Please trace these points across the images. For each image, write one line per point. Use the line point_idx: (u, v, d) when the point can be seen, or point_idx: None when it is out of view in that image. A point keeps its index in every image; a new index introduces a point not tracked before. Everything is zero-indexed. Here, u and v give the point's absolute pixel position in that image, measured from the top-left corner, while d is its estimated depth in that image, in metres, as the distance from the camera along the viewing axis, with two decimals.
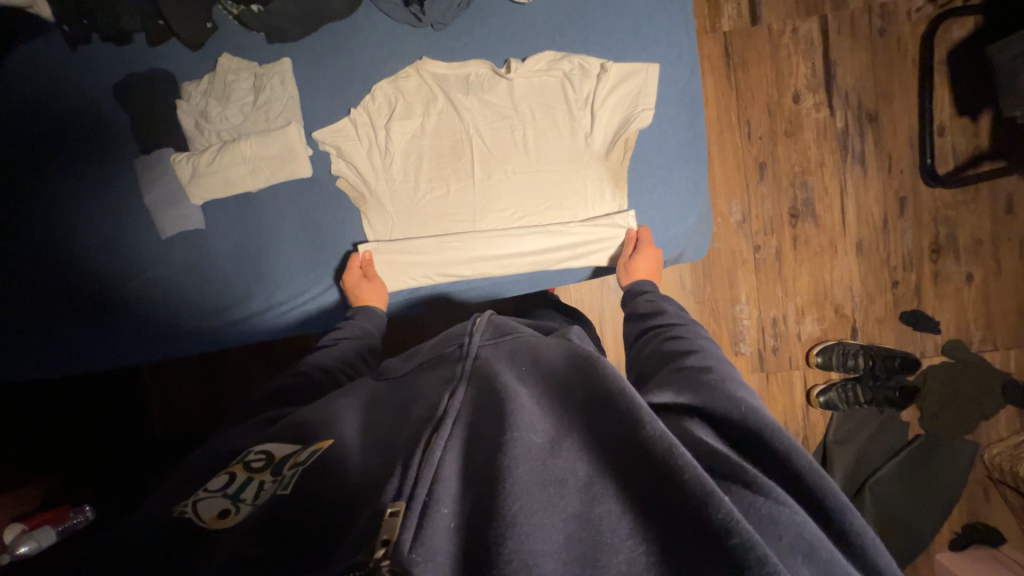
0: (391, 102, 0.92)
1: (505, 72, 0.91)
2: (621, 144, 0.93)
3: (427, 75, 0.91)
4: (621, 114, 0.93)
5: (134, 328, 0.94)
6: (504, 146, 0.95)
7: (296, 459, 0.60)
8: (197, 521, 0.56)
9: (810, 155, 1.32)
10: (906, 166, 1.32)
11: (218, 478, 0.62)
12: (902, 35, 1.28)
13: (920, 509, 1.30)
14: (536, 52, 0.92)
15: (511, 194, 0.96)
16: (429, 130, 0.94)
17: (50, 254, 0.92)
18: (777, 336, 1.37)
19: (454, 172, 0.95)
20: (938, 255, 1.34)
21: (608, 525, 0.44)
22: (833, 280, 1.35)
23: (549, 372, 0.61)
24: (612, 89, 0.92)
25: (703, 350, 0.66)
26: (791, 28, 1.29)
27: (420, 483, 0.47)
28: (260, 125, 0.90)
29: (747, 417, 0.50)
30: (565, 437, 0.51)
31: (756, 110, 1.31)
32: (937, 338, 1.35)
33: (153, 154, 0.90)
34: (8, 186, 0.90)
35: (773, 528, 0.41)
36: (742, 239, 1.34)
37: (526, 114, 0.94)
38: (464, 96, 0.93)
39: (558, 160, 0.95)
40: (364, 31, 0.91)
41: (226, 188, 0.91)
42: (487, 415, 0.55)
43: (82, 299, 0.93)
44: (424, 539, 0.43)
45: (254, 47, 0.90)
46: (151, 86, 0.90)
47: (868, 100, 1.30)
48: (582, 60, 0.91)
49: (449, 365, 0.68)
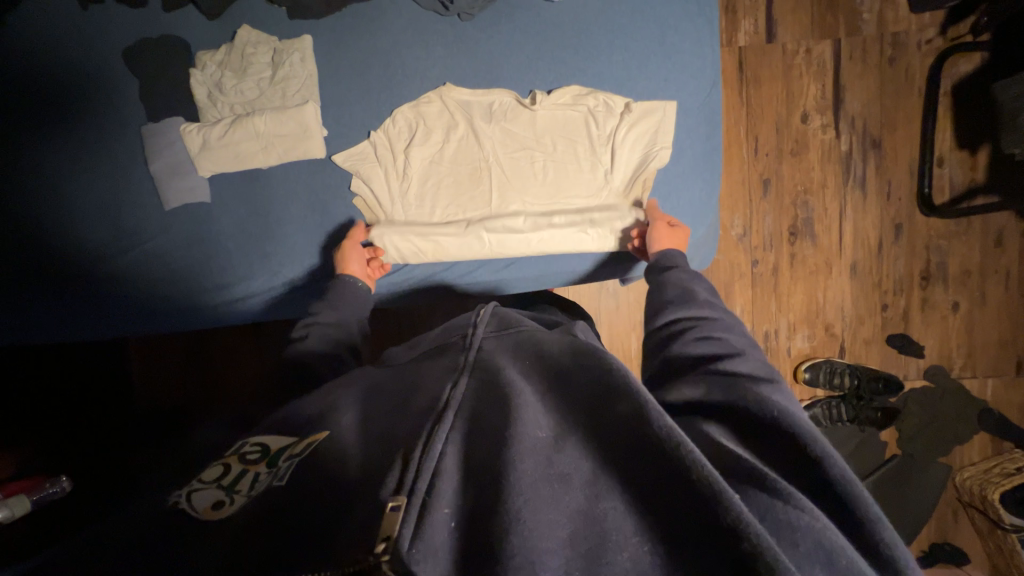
0: (411, 127, 0.92)
1: (530, 103, 0.91)
2: (640, 184, 0.94)
3: (450, 102, 0.91)
4: (641, 151, 0.94)
5: (128, 299, 0.92)
6: (523, 176, 0.94)
7: (293, 451, 0.60)
8: (191, 512, 0.54)
9: (813, 175, 1.34)
10: (904, 193, 1.35)
11: (213, 470, 0.61)
12: (911, 64, 1.31)
13: (892, 527, 1.35)
14: (562, 85, 0.92)
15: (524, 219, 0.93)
16: (448, 157, 0.94)
17: (44, 219, 0.89)
18: (767, 350, 1.40)
19: (472, 201, 0.95)
20: (927, 283, 1.38)
21: (613, 522, 0.44)
22: (826, 299, 1.38)
23: (554, 367, 0.61)
24: (633, 128, 0.92)
25: (744, 353, 0.65)
26: (805, 48, 1.30)
27: (421, 476, 0.48)
28: (275, 101, 0.89)
29: (780, 419, 0.51)
30: (569, 435, 0.51)
31: (765, 126, 1.32)
32: (920, 363, 1.39)
33: (163, 122, 0.88)
34: (6, 145, 0.88)
35: (791, 535, 0.42)
36: (741, 252, 1.37)
37: (547, 147, 0.94)
38: (486, 124, 0.92)
39: (575, 192, 0.95)
40: (387, 15, 0.89)
41: (236, 163, 0.89)
42: (490, 409, 0.56)
43: (77, 265, 0.90)
44: (422, 536, 0.43)
45: (272, 21, 0.88)
46: (163, 53, 0.87)
47: (873, 126, 1.33)
48: (607, 98, 0.91)
49: (454, 354, 0.69)
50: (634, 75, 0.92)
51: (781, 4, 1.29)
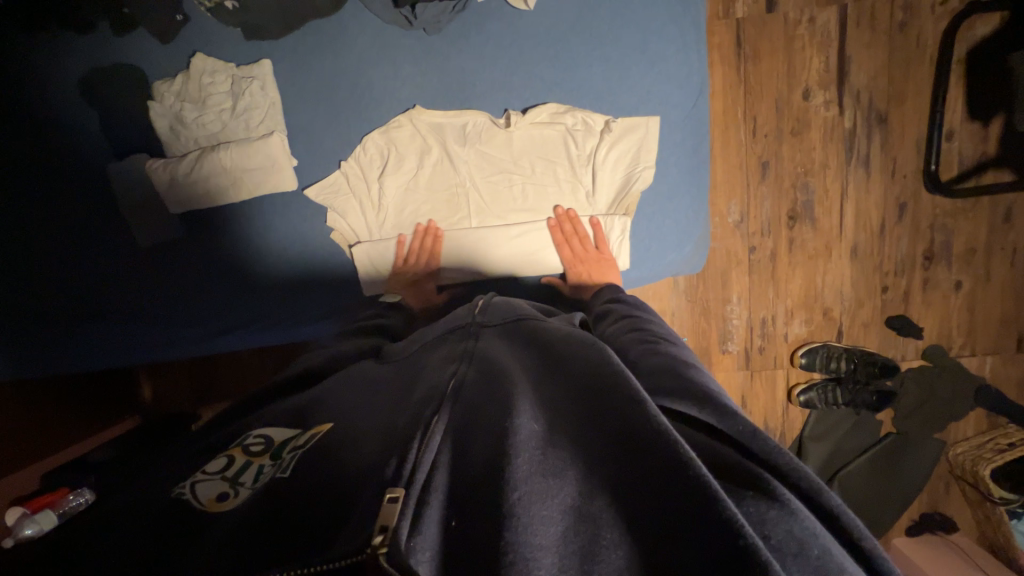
0: (383, 153, 0.88)
1: (504, 124, 0.86)
2: (623, 206, 0.91)
3: (421, 125, 0.86)
4: (623, 171, 0.90)
5: (123, 331, 0.94)
6: (502, 201, 0.91)
7: (296, 442, 0.60)
8: (194, 504, 0.55)
9: (814, 155, 1.29)
10: (910, 170, 1.29)
11: (217, 460, 0.61)
12: (923, 30, 1.21)
13: (883, 499, 1.39)
14: (539, 102, 0.87)
15: (549, 235, 0.91)
16: (423, 182, 0.90)
17: (30, 258, 0.90)
18: (765, 336, 1.39)
19: (450, 226, 0.91)
20: (930, 263, 1.34)
21: (607, 520, 0.43)
22: (825, 283, 1.36)
23: (552, 356, 0.62)
24: (614, 147, 0.88)
25: (670, 341, 0.67)
26: (809, 17, 1.21)
27: (420, 467, 0.48)
28: (240, 133, 0.85)
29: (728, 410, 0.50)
30: (564, 428, 0.51)
31: (764, 106, 1.25)
32: (919, 343, 1.38)
33: (128, 159, 0.85)
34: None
35: (762, 527, 0.41)
36: (739, 239, 1.33)
37: (526, 169, 0.89)
38: (461, 147, 0.88)
39: (556, 214, 0.91)
40: (349, 27, 0.83)
41: (206, 200, 0.86)
42: (486, 399, 0.56)
43: (72, 301, 0.92)
44: (422, 528, 0.44)
45: (228, 43, 0.83)
46: (120, 84, 0.84)
47: (879, 99, 1.25)
48: (587, 116, 0.86)
49: (453, 341, 0.70)
50: (618, 81, 0.86)
51: None
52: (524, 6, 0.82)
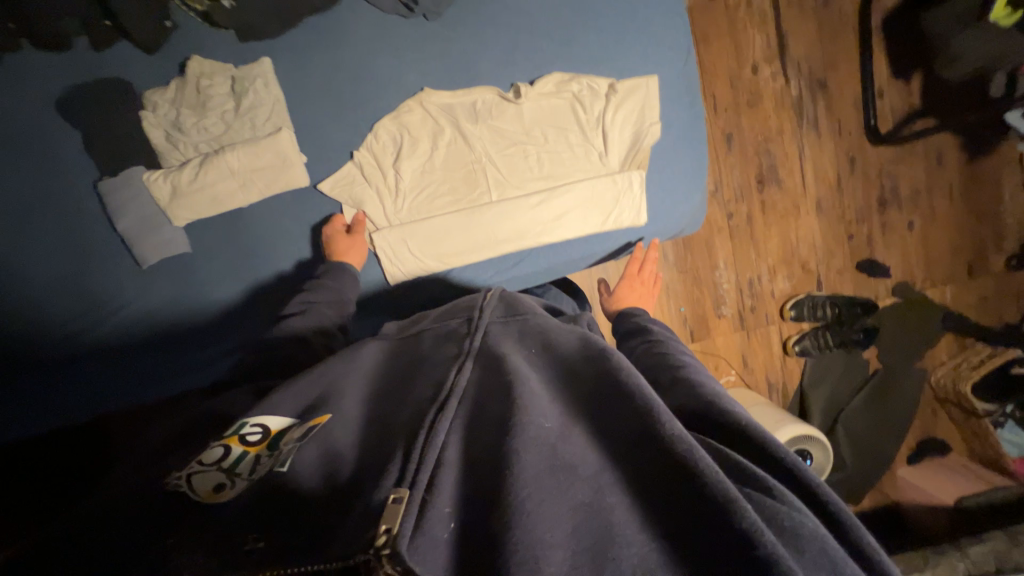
0: (396, 139, 0.88)
1: (514, 97, 0.89)
2: (635, 163, 0.95)
3: (432, 107, 0.87)
4: (630, 130, 0.94)
5: (96, 375, 0.87)
6: (518, 171, 0.93)
7: (293, 435, 0.54)
8: (192, 497, 0.49)
9: (771, 124, 1.40)
10: (854, 127, 1.43)
11: (210, 449, 0.53)
12: (842, 4, 1.37)
13: (886, 434, 1.47)
14: (545, 73, 0.90)
15: (605, 189, 0.93)
16: (439, 162, 0.90)
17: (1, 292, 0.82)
18: (753, 297, 1.47)
19: (470, 203, 0.92)
20: (884, 208, 1.48)
21: (619, 518, 0.41)
22: (798, 239, 1.46)
23: (557, 360, 0.59)
24: (620, 108, 0.92)
25: (688, 366, 0.62)
26: (746, 1, 1.34)
27: (423, 467, 0.44)
28: (246, 133, 0.83)
29: (748, 429, 0.47)
30: (573, 428, 0.48)
31: (720, 83, 1.36)
32: (888, 282, 1.51)
33: (123, 173, 0.81)
34: None
35: (795, 543, 0.39)
36: (717, 208, 1.42)
37: (538, 138, 0.92)
38: (473, 124, 0.90)
39: (573, 178, 0.94)
40: (348, 21, 0.83)
41: (214, 206, 0.84)
42: (494, 397, 0.52)
43: (26, 353, 0.84)
44: (422, 528, 0.41)
45: (224, 47, 0.81)
46: (100, 99, 0.79)
47: (816, 68, 1.39)
48: (591, 81, 0.91)
49: (458, 335, 0.64)
50: (603, 59, 0.91)
51: None
52: None
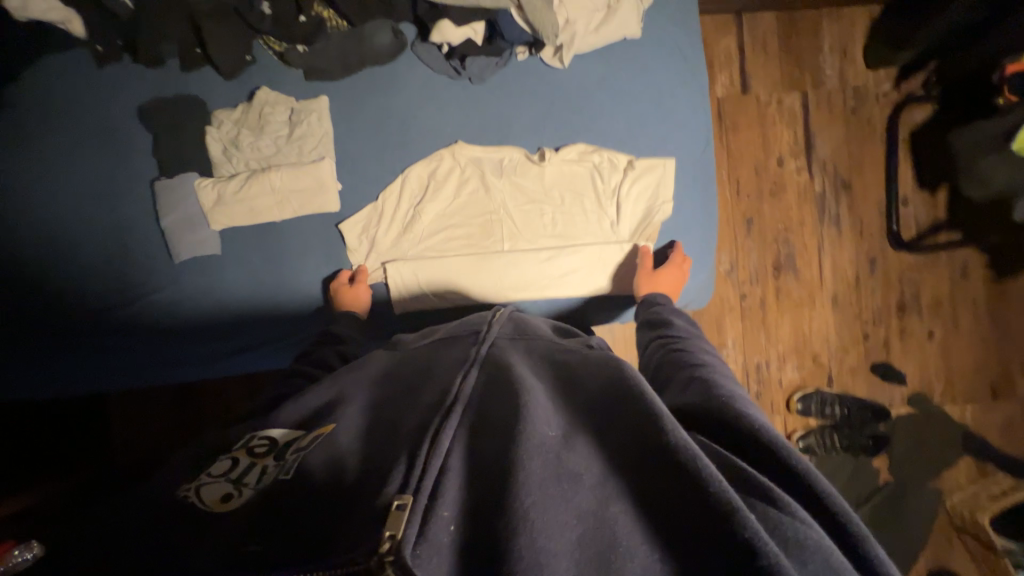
0: (423, 185, 0.95)
1: (538, 159, 0.95)
2: (645, 235, 0.98)
3: (462, 157, 0.94)
4: (644, 204, 0.98)
5: (118, 360, 0.92)
6: (533, 227, 0.97)
7: (299, 443, 0.57)
8: (199, 504, 0.52)
9: (792, 214, 1.43)
10: (876, 229, 1.45)
11: (220, 463, 0.58)
12: (872, 114, 1.43)
13: (893, 556, 1.35)
14: (569, 142, 0.97)
15: (613, 254, 0.97)
16: (459, 207, 0.96)
17: (55, 268, 0.90)
18: (760, 382, 1.44)
19: (483, 248, 0.96)
20: (903, 313, 1.46)
21: (623, 528, 0.42)
22: (811, 330, 1.44)
23: (563, 374, 0.60)
24: (636, 183, 0.96)
25: (710, 368, 0.67)
26: (777, 100, 1.42)
27: (427, 473, 0.46)
28: (292, 157, 0.91)
29: (758, 433, 0.48)
30: (579, 436, 0.49)
31: (745, 170, 1.42)
32: (903, 390, 1.45)
33: (178, 177, 0.89)
34: (18, 199, 0.90)
35: (799, 553, 0.39)
36: (730, 287, 1.43)
37: (555, 199, 0.97)
38: (497, 178, 0.96)
39: (584, 241, 0.97)
40: (405, 74, 0.93)
41: (250, 218, 0.91)
42: (500, 404, 0.53)
43: (62, 330, 0.91)
44: (426, 535, 0.41)
45: (290, 83, 0.92)
46: (175, 109, 0.89)
47: (842, 168, 1.44)
48: (611, 155, 0.96)
49: (466, 347, 0.67)
50: (631, 135, 0.97)
51: (753, 61, 1.41)
52: (560, 66, 0.95)
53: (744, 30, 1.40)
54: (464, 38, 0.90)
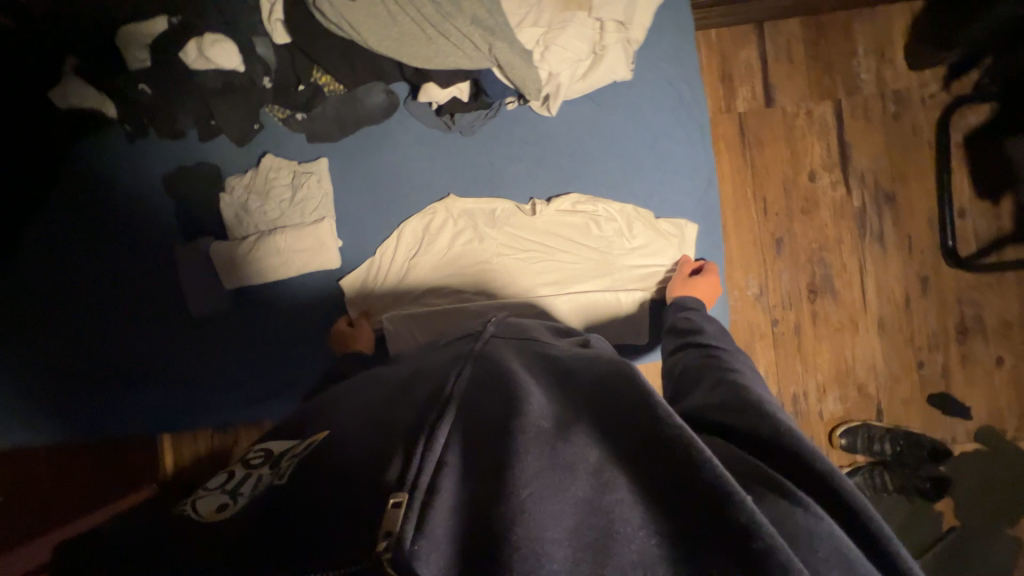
0: (418, 238, 0.97)
1: (530, 210, 0.96)
2: (640, 283, 0.97)
3: (456, 210, 0.96)
4: (638, 250, 0.97)
5: (157, 389, 1.00)
6: (526, 277, 0.96)
7: (295, 451, 0.58)
8: (194, 517, 0.54)
9: (827, 232, 1.33)
10: (927, 246, 1.31)
11: (218, 476, 0.61)
12: (916, 119, 1.31)
13: None
14: (560, 192, 0.97)
15: (607, 303, 0.95)
16: (453, 260, 0.96)
17: (104, 319, 1.00)
18: (797, 414, 1.33)
19: (477, 301, 0.95)
20: (965, 337, 1.30)
21: (621, 514, 0.40)
22: (854, 358, 1.32)
23: (560, 366, 0.57)
24: (628, 230, 0.97)
25: (737, 372, 0.63)
26: (806, 110, 1.33)
27: (423, 470, 0.44)
28: (296, 219, 0.97)
29: (786, 436, 0.46)
30: (574, 424, 0.46)
31: (772, 187, 1.33)
32: (969, 424, 1.30)
33: (194, 242, 0.97)
34: (70, 258, 1.01)
35: (807, 542, 0.38)
36: (760, 313, 1.34)
37: (549, 247, 0.97)
38: (490, 228, 0.96)
39: (580, 287, 0.96)
40: (396, 131, 0.98)
41: (258, 275, 0.96)
42: (493, 399, 0.51)
43: (109, 369, 1.00)
44: (427, 532, 0.40)
45: (295, 147, 0.98)
46: (194, 179, 0.98)
47: (884, 179, 1.31)
48: (605, 206, 0.96)
49: (461, 346, 0.64)
50: (628, 175, 0.98)
51: (777, 71, 1.33)
52: (547, 113, 0.96)
53: (766, 38, 1.32)
54: (450, 97, 0.93)
